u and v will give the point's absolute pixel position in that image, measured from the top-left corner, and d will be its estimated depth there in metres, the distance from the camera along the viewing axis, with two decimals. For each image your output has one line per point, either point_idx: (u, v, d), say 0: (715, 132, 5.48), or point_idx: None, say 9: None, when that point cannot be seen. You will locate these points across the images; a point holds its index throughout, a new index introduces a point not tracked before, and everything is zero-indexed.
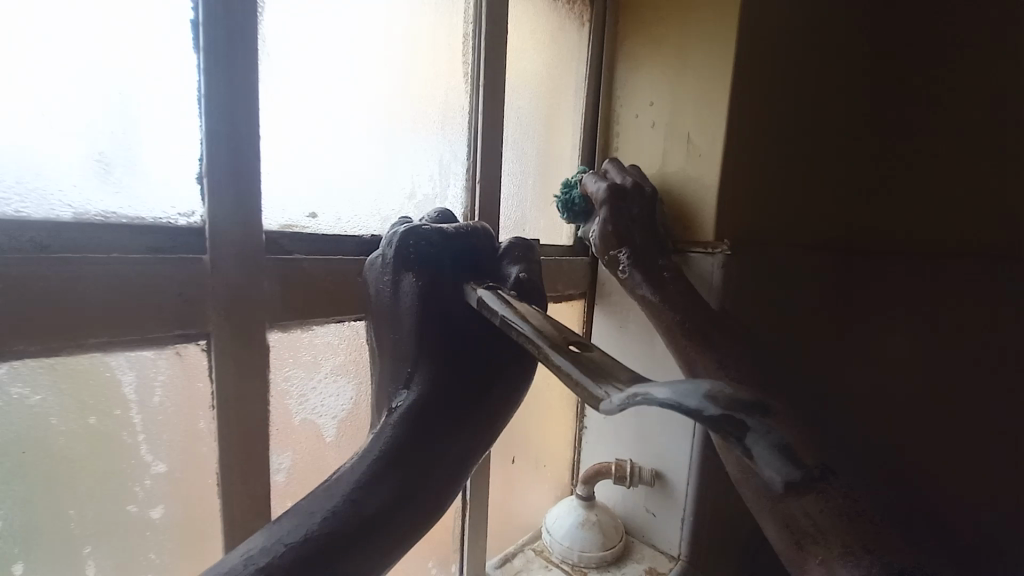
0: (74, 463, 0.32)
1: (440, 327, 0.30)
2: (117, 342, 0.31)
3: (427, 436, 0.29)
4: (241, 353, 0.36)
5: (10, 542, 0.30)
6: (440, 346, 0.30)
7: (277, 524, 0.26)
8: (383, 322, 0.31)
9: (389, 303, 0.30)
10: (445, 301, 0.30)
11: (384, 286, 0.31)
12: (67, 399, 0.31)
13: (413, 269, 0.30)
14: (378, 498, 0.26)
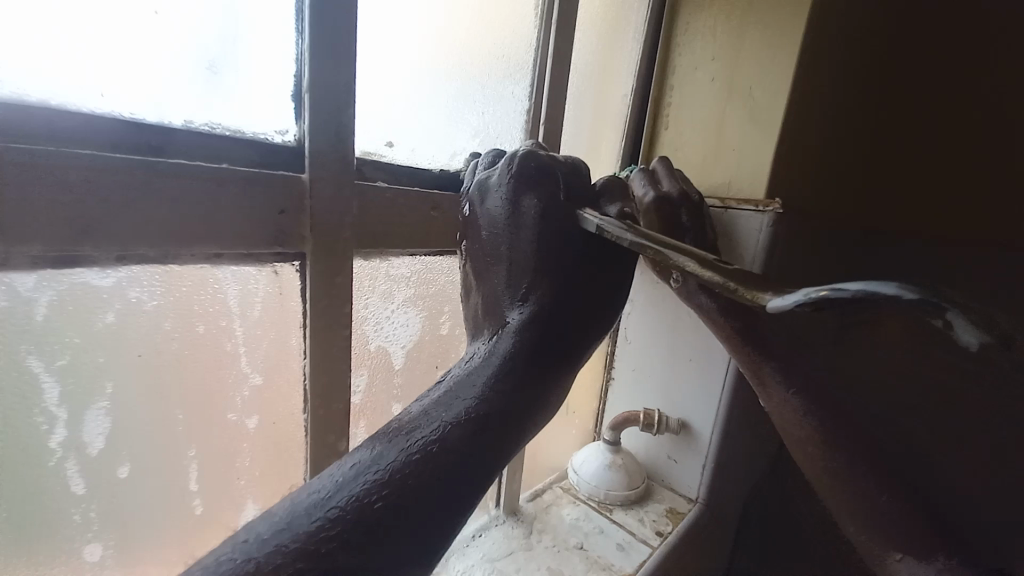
0: (182, 371, 0.32)
1: (556, 245, 0.32)
2: (224, 255, 0.32)
3: (545, 346, 0.30)
4: (330, 275, 0.36)
5: (119, 441, 0.31)
6: (556, 265, 0.32)
7: (426, 408, 0.26)
8: (498, 238, 0.33)
9: (507, 219, 0.32)
10: (561, 224, 0.32)
11: (502, 203, 0.32)
12: (178, 307, 0.31)
13: (533, 189, 0.32)
14: (515, 393, 0.28)
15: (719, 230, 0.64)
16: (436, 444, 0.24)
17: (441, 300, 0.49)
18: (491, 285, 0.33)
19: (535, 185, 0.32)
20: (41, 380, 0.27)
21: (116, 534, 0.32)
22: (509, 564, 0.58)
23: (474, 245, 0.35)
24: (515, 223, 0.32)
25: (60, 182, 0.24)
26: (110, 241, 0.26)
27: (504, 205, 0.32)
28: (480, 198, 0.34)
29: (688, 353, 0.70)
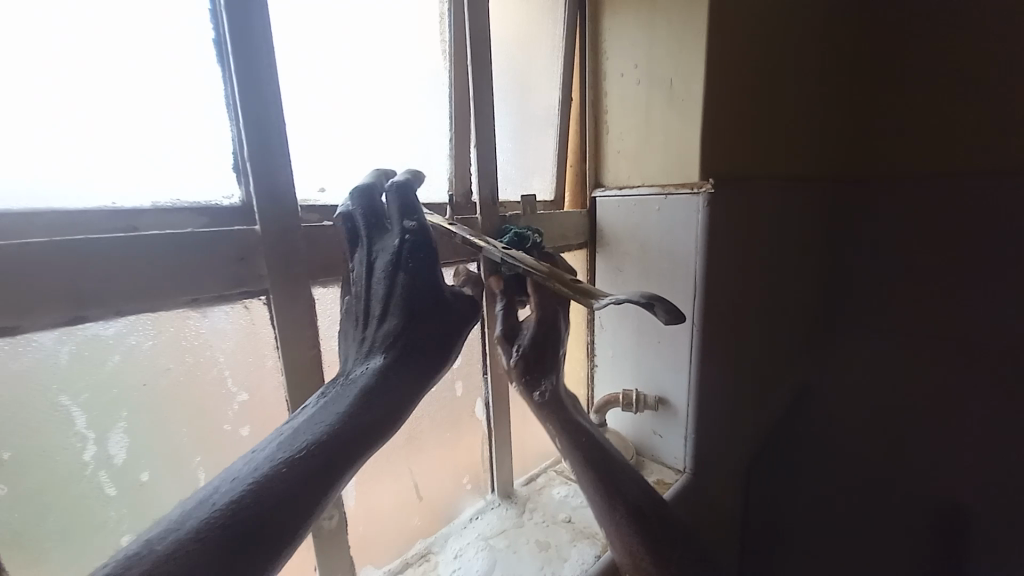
0: (180, 395, 0.41)
1: (424, 289, 0.39)
2: (200, 300, 0.40)
3: (399, 376, 0.36)
4: (290, 304, 0.44)
5: (139, 454, 0.39)
6: (417, 317, 0.38)
7: (291, 431, 0.31)
8: (379, 285, 0.39)
9: (387, 270, 0.39)
10: (422, 288, 0.39)
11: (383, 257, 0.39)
12: (167, 344, 0.40)
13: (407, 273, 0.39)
14: (371, 416, 0.33)
15: (663, 216, 0.70)
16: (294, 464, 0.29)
17: None
18: (369, 328, 0.39)
19: (412, 241, 0.39)
20: (72, 412, 0.36)
21: (146, 525, 0.41)
22: (501, 541, 0.64)
23: (356, 296, 0.40)
24: (392, 272, 0.38)
25: (64, 264, 0.33)
26: (109, 301, 0.35)
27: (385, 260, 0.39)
28: (365, 255, 0.40)
29: (654, 334, 0.75)
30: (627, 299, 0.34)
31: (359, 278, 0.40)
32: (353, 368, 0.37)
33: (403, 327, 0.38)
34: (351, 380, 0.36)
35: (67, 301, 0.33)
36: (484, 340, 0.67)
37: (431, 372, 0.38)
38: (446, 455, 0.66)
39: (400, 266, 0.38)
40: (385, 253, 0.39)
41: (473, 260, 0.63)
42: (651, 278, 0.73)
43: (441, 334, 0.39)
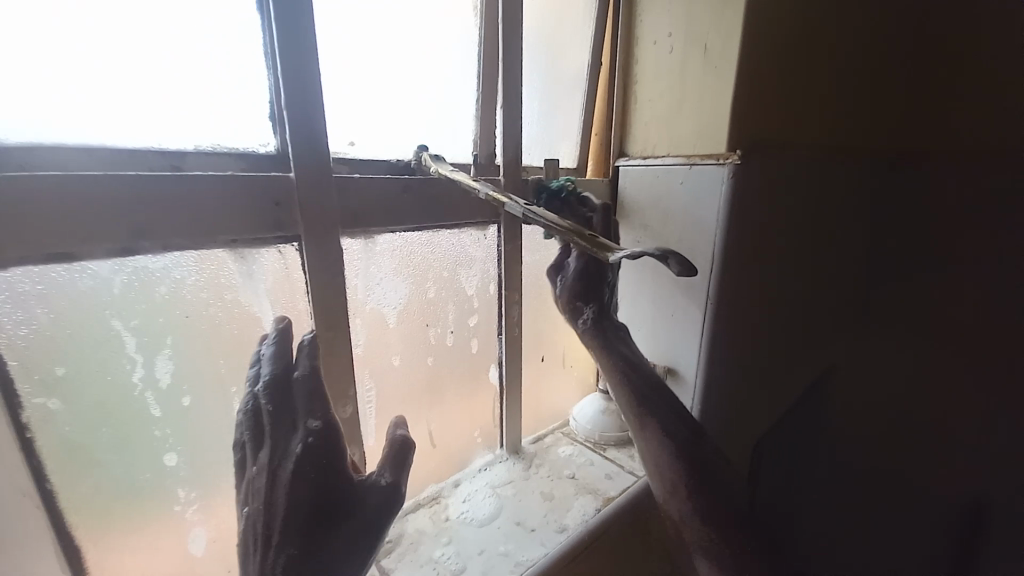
0: (218, 330, 0.44)
1: (325, 490, 0.35)
2: (238, 241, 0.42)
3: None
4: (321, 251, 0.46)
5: (181, 380, 0.43)
6: (316, 515, 0.34)
7: None
8: (276, 500, 0.34)
9: (289, 478, 0.34)
10: (321, 487, 0.35)
11: (286, 465, 0.35)
12: (209, 281, 0.42)
13: (307, 463, 0.35)
14: None
15: (687, 187, 0.69)
16: None
17: (424, 269, 0.59)
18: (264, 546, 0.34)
19: (317, 447, 0.35)
20: (123, 336, 0.39)
21: (187, 446, 0.45)
22: (508, 489, 0.68)
23: (251, 512, 0.35)
24: (298, 480, 0.34)
25: (117, 198, 0.35)
26: (158, 237, 0.37)
27: (290, 469, 0.35)
28: (265, 463, 0.35)
29: (668, 307, 0.76)
30: (641, 252, 0.35)
31: (262, 483, 0.35)
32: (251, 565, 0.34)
33: (303, 526, 0.34)
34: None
35: (119, 233, 0.36)
36: (502, 302, 0.69)
37: (332, 557, 0.34)
38: (460, 409, 0.69)
39: (299, 462, 0.35)
40: (290, 456, 0.35)
41: (494, 222, 0.65)
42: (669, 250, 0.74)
43: (342, 535, 0.34)
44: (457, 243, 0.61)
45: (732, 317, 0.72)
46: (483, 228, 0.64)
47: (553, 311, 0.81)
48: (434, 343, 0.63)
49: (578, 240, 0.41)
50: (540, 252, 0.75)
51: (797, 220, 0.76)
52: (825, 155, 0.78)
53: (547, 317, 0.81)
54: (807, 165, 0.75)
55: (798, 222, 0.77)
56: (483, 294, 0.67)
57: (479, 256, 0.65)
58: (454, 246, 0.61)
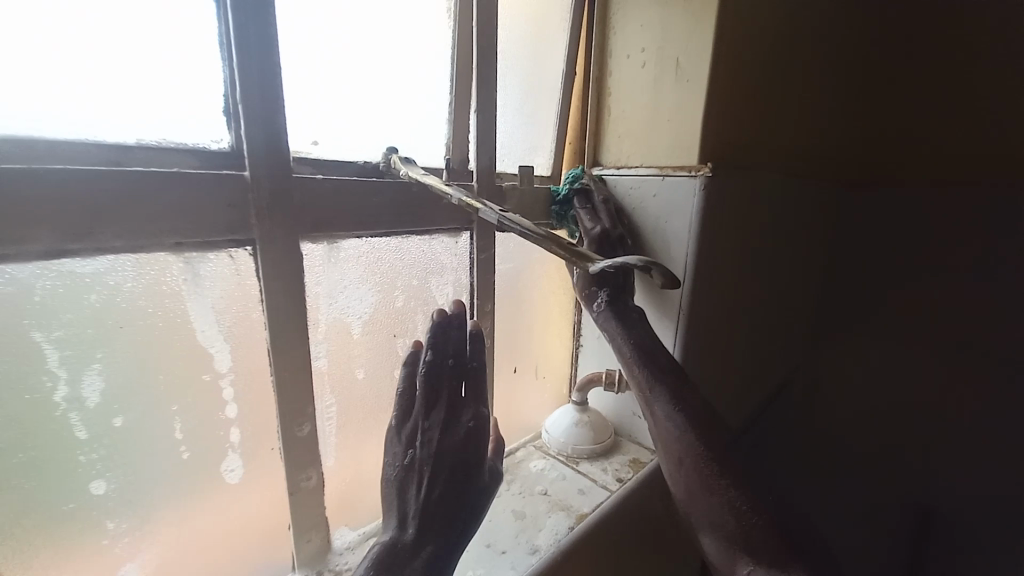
0: (158, 341, 0.40)
1: (473, 465, 0.52)
2: (184, 244, 0.39)
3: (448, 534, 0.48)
4: (278, 256, 0.43)
5: (113, 399, 0.38)
6: (465, 480, 0.51)
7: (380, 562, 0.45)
8: (442, 459, 0.51)
9: (456, 443, 0.52)
10: (471, 460, 0.52)
11: (455, 433, 0.52)
12: (149, 287, 0.38)
13: (469, 438, 0.52)
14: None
15: (659, 198, 0.70)
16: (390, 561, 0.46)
17: (392, 277, 0.56)
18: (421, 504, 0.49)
19: (474, 431, 0.53)
20: (43, 349, 0.34)
21: (120, 472, 0.40)
22: None
23: (421, 458, 0.51)
24: (461, 446, 0.52)
25: (46, 194, 0.31)
26: (92, 237, 0.34)
27: (463, 429, 0.52)
28: (444, 421, 0.52)
29: (641, 318, 0.76)
30: (623, 261, 0.35)
31: (433, 438, 0.52)
32: (416, 494, 0.50)
33: (461, 479, 0.51)
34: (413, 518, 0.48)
35: (40, 233, 0.32)
36: (474, 311, 0.66)
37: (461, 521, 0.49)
38: None
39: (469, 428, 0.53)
40: (456, 429, 0.52)
41: (467, 229, 0.62)
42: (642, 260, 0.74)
43: (478, 493, 0.52)
44: (427, 250, 0.59)
45: (703, 328, 0.73)
46: (456, 235, 0.62)
47: (525, 322, 0.80)
48: (401, 354, 0.60)
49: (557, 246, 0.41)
50: (514, 260, 0.74)
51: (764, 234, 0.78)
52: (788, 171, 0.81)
53: (520, 328, 0.79)
54: (773, 180, 0.77)
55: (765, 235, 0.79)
56: (454, 303, 0.65)
57: (451, 265, 0.62)
58: (425, 253, 0.59)
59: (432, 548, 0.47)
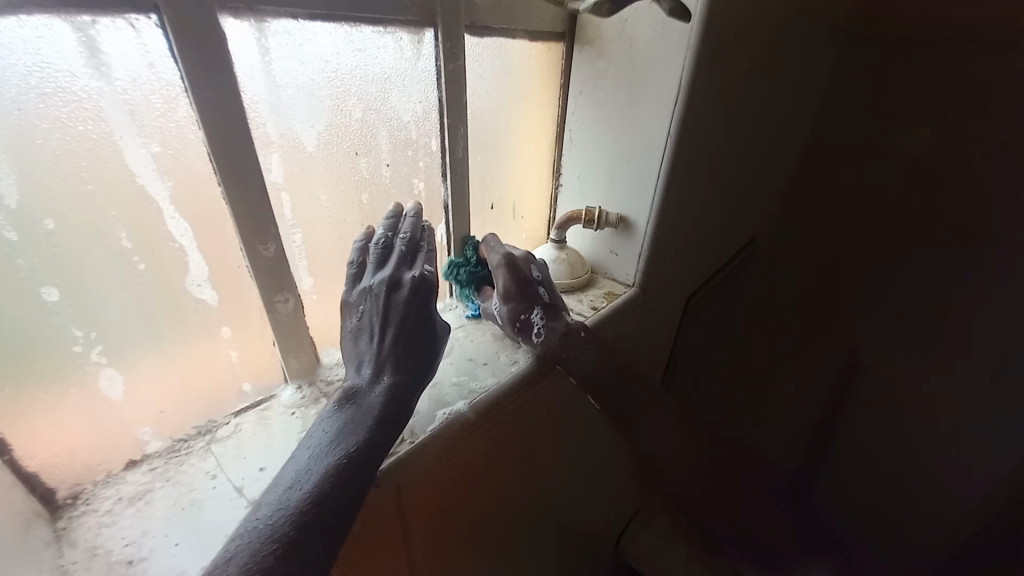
0: (68, 134, 0.34)
1: (423, 319, 0.51)
2: (63, 1, 0.31)
3: (402, 389, 0.47)
4: (188, 29, 0.35)
5: (35, 198, 0.34)
6: (417, 336, 0.51)
7: (330, 432, 0.42)
8: (394, 316, 0.50)
9: (405, 299, 0.50)
10: (421, 319, 0.51)
11: (400, 290, 0.51)
12: (35, 60, 0.32)
13: (417, 298, 0.51)
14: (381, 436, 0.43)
15: None
16: (343, 424, 0.43)
17: (344, 82, 0.48)
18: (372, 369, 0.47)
19: (425, 283, 0.52)
20: None
21: (69, 281, 0.38)
22: (459, 333, 0.69)
23: (369, 318, 0.50)
24: (410, 302, 0.51)
25: None
26: None
27: (406, 292, 0.51)
28: (389, 282, 0.51)
29: (626, 154, 0.72)
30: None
31: (381, 292, 0.50)
32: (365, 356, 0.48)
33: (411, 335, 0.50)
34: (363, 380, 0.47)
35: None
36: (444, 134, 0.60)
37: (417, 373, 0.49)
38: None
39: (419, 292, 0.51)
40: (405, 285, 0.51)
41: (430, 28, 0.53)
42: (632, 83, 0.67)
43: (429, 352, 0.52)
44: (383, 51, 0.50)
45: (686, 158, 0.71)
46: (418, 33, 0.52)
47: (504, 155, 0.74)
48: (366, 180, 0.55)
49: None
50: (488, 82, 0.65)
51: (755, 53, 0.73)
52: None
53: (498, 162, 0.74)
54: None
55: (755, 53, 0.73)
56: (423, 124, 0.58)
57: (416, 75, 0.54)
58: (381, 54, 0.50)
59: (392, 390, 0.46)
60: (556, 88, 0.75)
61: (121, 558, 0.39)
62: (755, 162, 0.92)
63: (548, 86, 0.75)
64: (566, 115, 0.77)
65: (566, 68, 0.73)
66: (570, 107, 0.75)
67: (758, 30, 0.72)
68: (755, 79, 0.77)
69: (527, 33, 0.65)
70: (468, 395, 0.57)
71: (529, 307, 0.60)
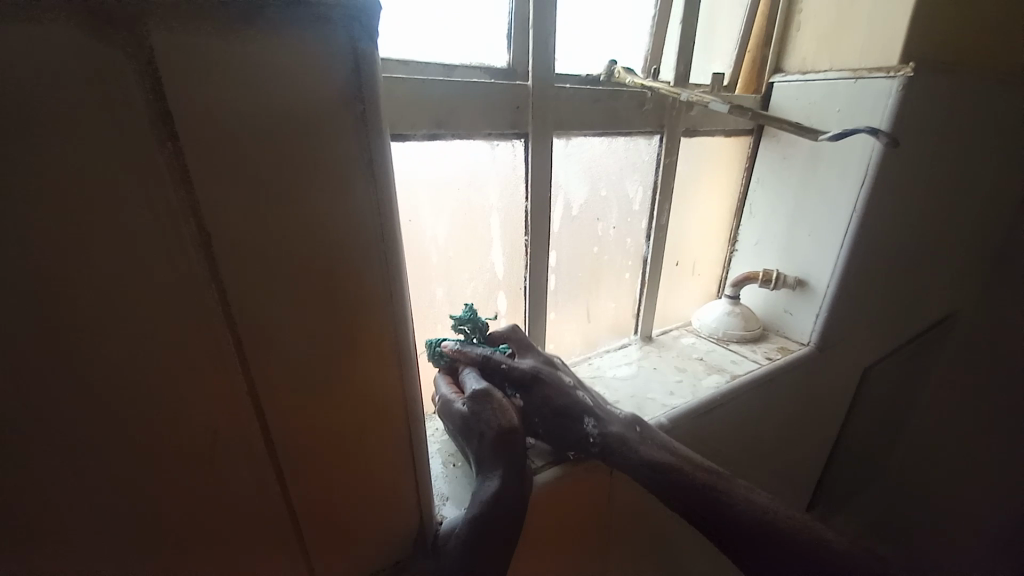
0: (470, 203, 0.61)
1: (473, 426, 0.52)
2: (492, 136, 0.58)
3: (482, 495, 0.48)
4: (538, 145, 0.61)
5: (448, 237, 0.61)
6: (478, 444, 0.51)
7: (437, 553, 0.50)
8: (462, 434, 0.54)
9: (460, 418, 0.54)
10: (470, 425, 0.52)
11: (456, 411, 0.54)
12: (471, 166, 0.59)
13: (461, 416, 0.54)
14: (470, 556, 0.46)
15: (848, 97, 0.72)
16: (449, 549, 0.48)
17: (600, 171, 0.72)
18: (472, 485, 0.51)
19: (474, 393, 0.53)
20: (421, 200, 0.57)
21: (445, 285, 0.64)
22: (645, 363, 0.84)
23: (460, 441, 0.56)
24: (462, 419, 0.53)
25: (439, 101, 0.52)
26: (453, 130, 0.54)
27: (457, 413, 0.54)
28: (448, 411, 0.56)
29: (807, 229, 0.83)
30: (847, 133, 0.61)
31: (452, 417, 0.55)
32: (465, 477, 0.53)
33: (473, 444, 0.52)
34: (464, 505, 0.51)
35: (427, 121, 0.52)
36: (655, 207, 0.79)
37: (490, 473, 0.49)
38: (611, 294, 0.84)
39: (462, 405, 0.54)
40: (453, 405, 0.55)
41: (658, 134, 0.74)
42: (818, 166, 0.80)
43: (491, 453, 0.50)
44: (627, 150, 0.73)
45: (872, 231, 0.79)
46: (649, 137, 0.74)
47: (693, 221, 0.91)
48: (599, 235, 0.77)
49: (777, 126, 0.67)
50: (689, 168, 0.84)
51: (947, 142, 0.80)
52: (989, 75, 0.80)
53: (688, 228, 0.91)
54: (969, 83, 0.77)
55: (948, 142, 0.80)
56: (642, 198, 0.79)
57: (643, 165, 0.76)
58: (625, 153, 0.73)
59: (481, 502, 0.47)
60: (740, 170, 0.91)
61: (447, 462, 0.62)
62: (946, 240, 0.93)
63: (735, 169, 0.91)
64: (748, 191, 0.92)
65: (752, 156, 0.89)
66: (751, 187, 0.91)
67: (951, 122, 0.79)
68: (948, 163, 0.83)
69: (723, 132, 0.84)
70: (664, 408, 0.71)
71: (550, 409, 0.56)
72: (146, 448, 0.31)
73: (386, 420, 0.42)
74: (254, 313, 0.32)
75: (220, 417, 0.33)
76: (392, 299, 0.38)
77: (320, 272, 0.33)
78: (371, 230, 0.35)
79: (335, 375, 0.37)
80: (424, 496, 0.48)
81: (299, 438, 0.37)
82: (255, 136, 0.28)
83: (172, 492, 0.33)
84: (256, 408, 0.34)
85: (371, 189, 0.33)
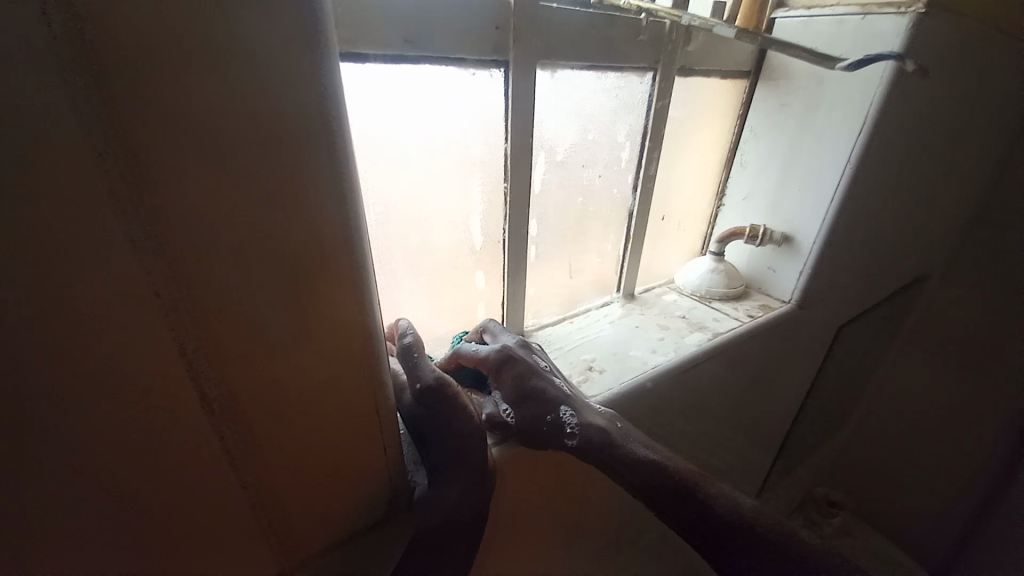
0: (443, 142, 0.55)
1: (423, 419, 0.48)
2: (469, 61, 0.51)
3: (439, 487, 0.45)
4: (521, 77, 0.54)
5: (419, 180, 0.55)
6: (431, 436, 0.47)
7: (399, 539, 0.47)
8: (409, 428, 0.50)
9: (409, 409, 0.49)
10: (419, 420, 0.48)
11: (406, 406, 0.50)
12: (445, 95, 0.52)
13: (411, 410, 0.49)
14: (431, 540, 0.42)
15: (854, 36, 0.67)
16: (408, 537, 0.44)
17: (588, 111, 0.65)
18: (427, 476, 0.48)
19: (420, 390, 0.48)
20: (387, 136, 0.50)
21: (417, 235, 0.58)
22: (625, 322, 0.81)
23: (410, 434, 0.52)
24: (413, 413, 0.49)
25: (407, 12, 0.44)
26: (424, 49, 0.47)
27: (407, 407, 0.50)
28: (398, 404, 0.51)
29: (798, 182, 0.80)
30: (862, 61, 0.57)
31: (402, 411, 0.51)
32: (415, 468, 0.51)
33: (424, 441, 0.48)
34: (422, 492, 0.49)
35: (389, 40, 0.45)
36: (644, 153, 0.73)
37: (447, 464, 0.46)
38: (594, 249, 0.80)
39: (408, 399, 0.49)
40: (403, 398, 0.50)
41: (652, 70, 0.68)
42: (815, 113, 0.75)
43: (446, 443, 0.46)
44: (618, 88, 0.66)
45: (863, 185, 0.76)
46: (642, 74, 0.68)
47: (681, 174, 0.86)
48: (584, 185, 0.71)
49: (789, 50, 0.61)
50: (681, 113, 0.78)
51: (946, 92, 0.76)
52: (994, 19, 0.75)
53: (677, 180, 0.86)
54: (977, 26, 0.73)
55: (947, 92, 0.77)
56: (631, 145, 0.73)
57: (634, 106, 0.70)
58: (615, 91, 0.67)
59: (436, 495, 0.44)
60: (734, 118, 0.86)
61: None
62: (930, 199, 0.92)
63: (728, 116, 0.86)
64: (740, 141, 0.87)
65: (747, 103, 0.84)
66: (744, 137, 0.86)
67: (953, 71, 0.75)
68: (944, 116, 0.80)
69: (719, 74, 0.78)
70: (645, 368, 0.69)
71: (550, 406, 0.53)
72: (44, 408, 0.26)
73: (344, 368, 0.36)
74: (177, 257, 0.27)
75: (133, 359, 0.27)
76: (345, 225, 0.32)
77: (250, 186, 0.27)
78: (318, 146, 0.28)
79: (277, 313, 0.31)
80: (393, 453, 0.44)
81: (238, 385, 0.32)
82: (160, 20, 0.22)
83: (90, 459, 0.28)
84: (188, 364, 0.29)
85: (315, 91, 0.27)
